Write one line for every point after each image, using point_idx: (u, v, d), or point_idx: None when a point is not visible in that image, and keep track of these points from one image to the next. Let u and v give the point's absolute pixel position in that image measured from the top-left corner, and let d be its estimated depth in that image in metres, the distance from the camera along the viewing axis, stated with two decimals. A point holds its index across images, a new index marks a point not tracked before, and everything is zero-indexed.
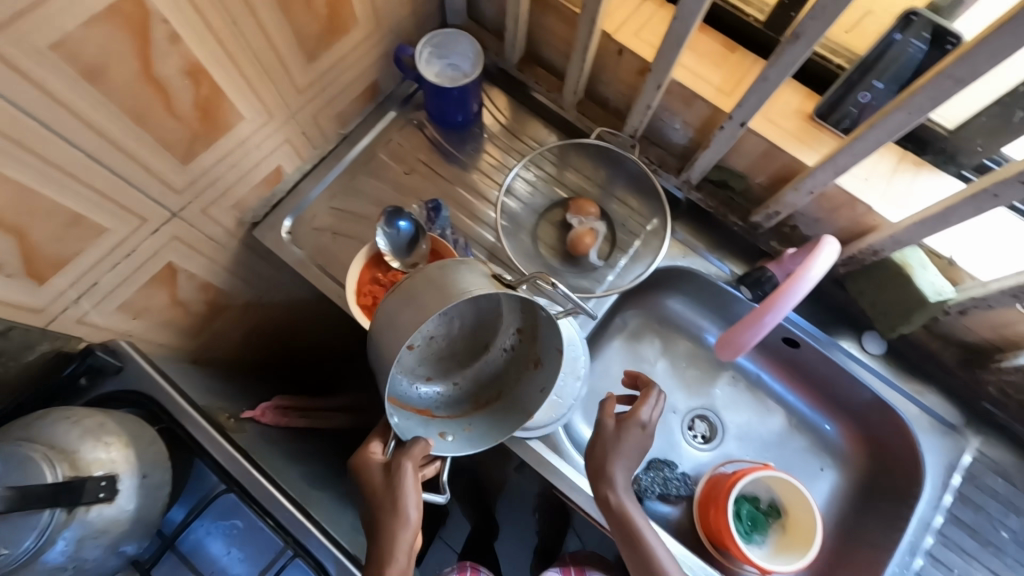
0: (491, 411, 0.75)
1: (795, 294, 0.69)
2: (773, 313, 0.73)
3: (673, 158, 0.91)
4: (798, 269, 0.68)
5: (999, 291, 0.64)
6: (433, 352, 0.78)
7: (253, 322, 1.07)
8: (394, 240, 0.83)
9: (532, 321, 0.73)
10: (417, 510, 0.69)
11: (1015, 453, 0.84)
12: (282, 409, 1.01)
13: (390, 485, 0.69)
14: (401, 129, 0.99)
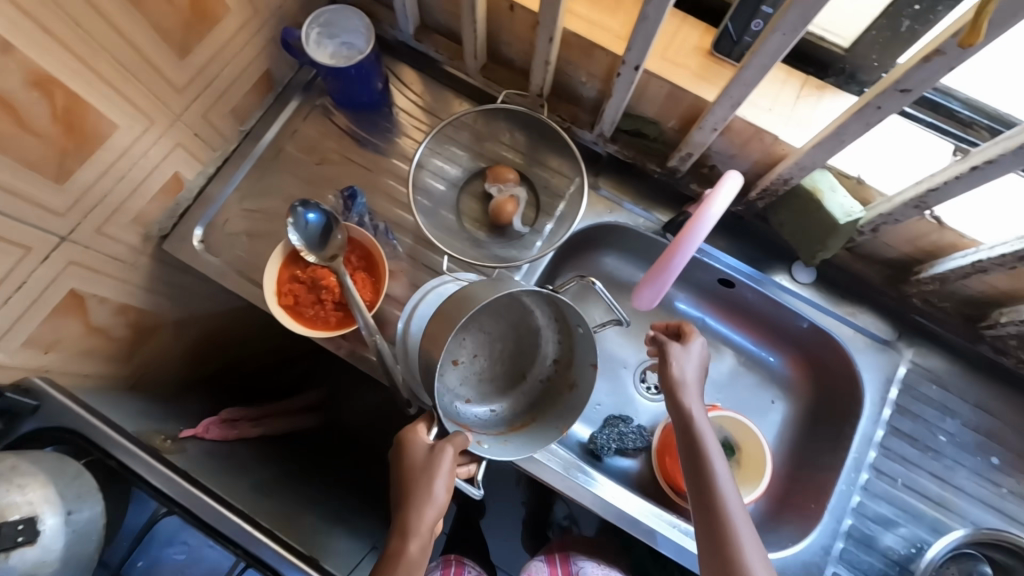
0: (527, 432, 0.81)
1: (699, 234, 0.69)
2: (681, 255, 0.72)
3: (586, 113, 0.89)
4: (699, 207, 0.68)
5: (902, 204, 0.65)
6: (476, 376, 0.86)
7: (194, 337, 1.03)
8: (305, 233, 0.79)
9: (569, 348, 0.82)
10: (446, 492, 0.69)
11: (949, 359, 0.86)
12: (231, 422, 0.98)
13: (428, 469, 0.70)
14: (306, 118, 0.95)
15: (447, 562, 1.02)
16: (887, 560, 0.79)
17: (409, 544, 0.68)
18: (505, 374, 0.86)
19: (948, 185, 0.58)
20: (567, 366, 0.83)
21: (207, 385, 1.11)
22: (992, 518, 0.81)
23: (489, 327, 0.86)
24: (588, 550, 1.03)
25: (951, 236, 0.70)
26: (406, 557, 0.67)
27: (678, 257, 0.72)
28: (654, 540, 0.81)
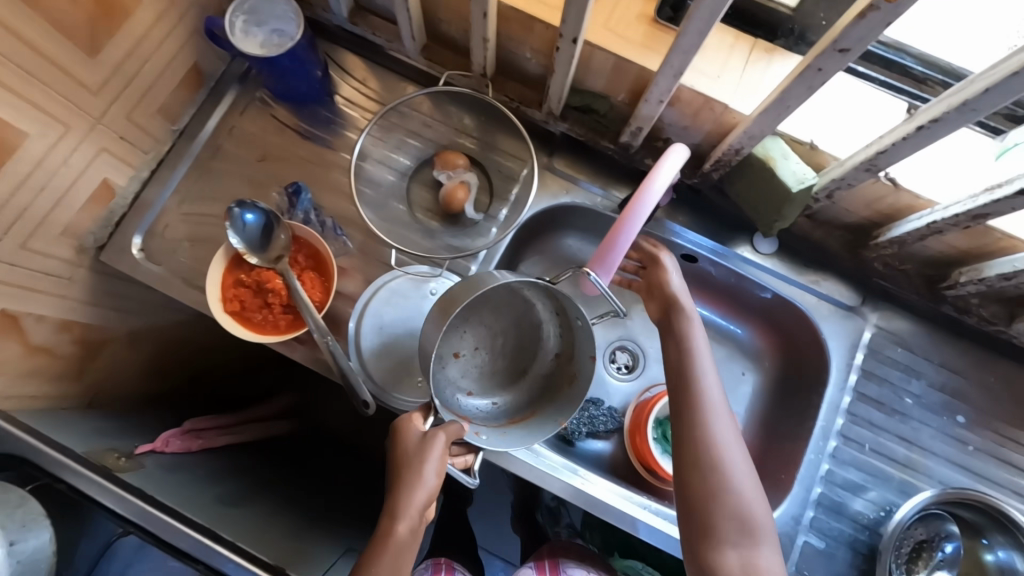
0: (527, 425, 0.77)
1: (643, 211, 0.66)
2: (623, 237, 0.67)
3: (533, 91, 0.86)
4: (642, 182, 0.66)
5: (853, 168, 0.63)
6: (477, 369, 0.84)
7: (151, 349, 0.99)
8: (244, 235, 0.76)
9: (569, 342, 0.79)
10: (437, 476, 0.66)
11: (912, 320, 0.86)
12: (194, 431, 0.94)
13: (420, 452, 0.67)
14: (243, 112, 0.90)
15: (436, 568, 0.97)
16: (858, 525, 0.79)
17: (397, 526, 0.64)
18: (507, 368, 0.84)
19: (896, 146, 0.57)
20: (568, 361, 0.79)
21: (171, 398, 1.06)
22: (959, 475, 0.81)
23: (490, 320, 0.84)
24: (578, 556, 0.98)
25: (906, 198, 0.69)
26: (394, 540, 0.63)
27: (619, 240, 0.67)
28: (635, 527, 0.79)
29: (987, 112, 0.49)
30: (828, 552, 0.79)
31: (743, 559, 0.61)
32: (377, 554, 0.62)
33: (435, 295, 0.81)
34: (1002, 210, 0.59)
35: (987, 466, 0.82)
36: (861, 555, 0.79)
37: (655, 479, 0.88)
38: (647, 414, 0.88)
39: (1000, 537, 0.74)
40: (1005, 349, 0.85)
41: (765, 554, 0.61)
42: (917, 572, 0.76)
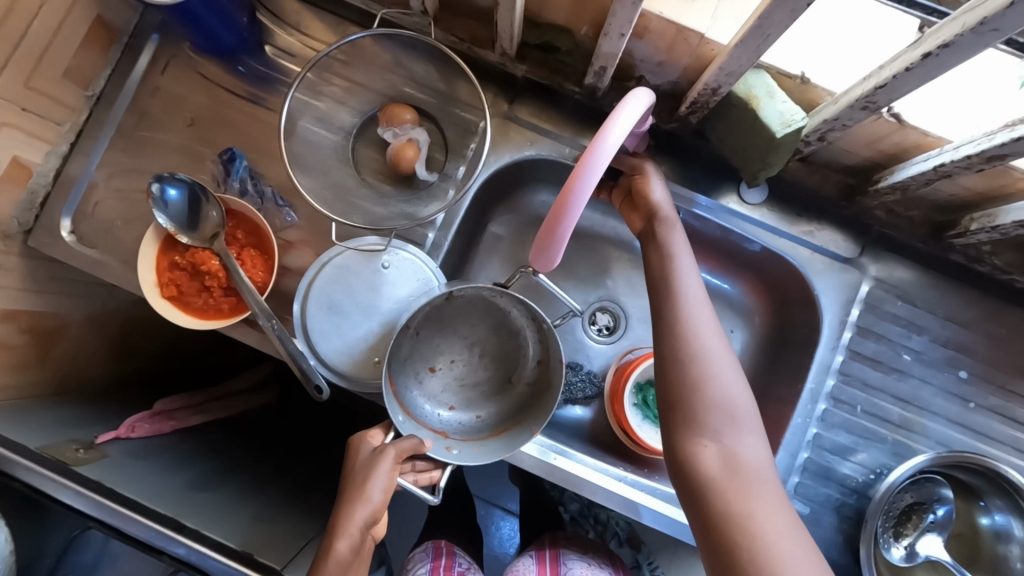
0: (506, 434, 0.74)
1: (594, 174, 0.53)
2: (570, 210, 0.55)
3: (485, 28, 0.75)
4: (593, 139, 0.53)
5: (849, 105, 0.53)
6: (457, 383, 0.81)
7: (115, 332, 0.89)
8: (169, 213, 0.69)
9: (546, 347, 0.77)
10: (384, 493, 0.63)
11: (915, 269, 0.78)
12: (166, 413, 0.86)
13: (371, 466, 0.64)
14: (165, 71, 0.80)
15: (437, 553, 0.97)
16: (845, 489, 0.75)
17: (339, 542, 0.60)
18: (488, 379, 0.81)
19: (897, 79, 0.47)
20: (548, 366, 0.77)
21: (140, 379, 0.96)
22: (958, 435, 0.76)
23: (468, 330, 0.82)
24: (581, 548, 0.95)
25: (914, 136, 0.59)
26: (335, 556, 0.60)
27: (567, 215, 0.55)
28: (638, 513, 0.76)
29: (1011, 33, 0.39)
30: (814, 517, 0.75)
31: (720, 449, 0.55)
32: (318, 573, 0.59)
33: (388, 268, 0.75)
34: (1023, 150, 0.50)
35: (990, 423, 0.76)
36: (848, 519, 0.75)
37: (637, 447, 0.83)
38: (625, 380, 0.84)
39: (998, 501, 0.70)
40: (1016, 296, 0.78)
41: (747, 444, 0.55)
42: (905, 536, 0.73)
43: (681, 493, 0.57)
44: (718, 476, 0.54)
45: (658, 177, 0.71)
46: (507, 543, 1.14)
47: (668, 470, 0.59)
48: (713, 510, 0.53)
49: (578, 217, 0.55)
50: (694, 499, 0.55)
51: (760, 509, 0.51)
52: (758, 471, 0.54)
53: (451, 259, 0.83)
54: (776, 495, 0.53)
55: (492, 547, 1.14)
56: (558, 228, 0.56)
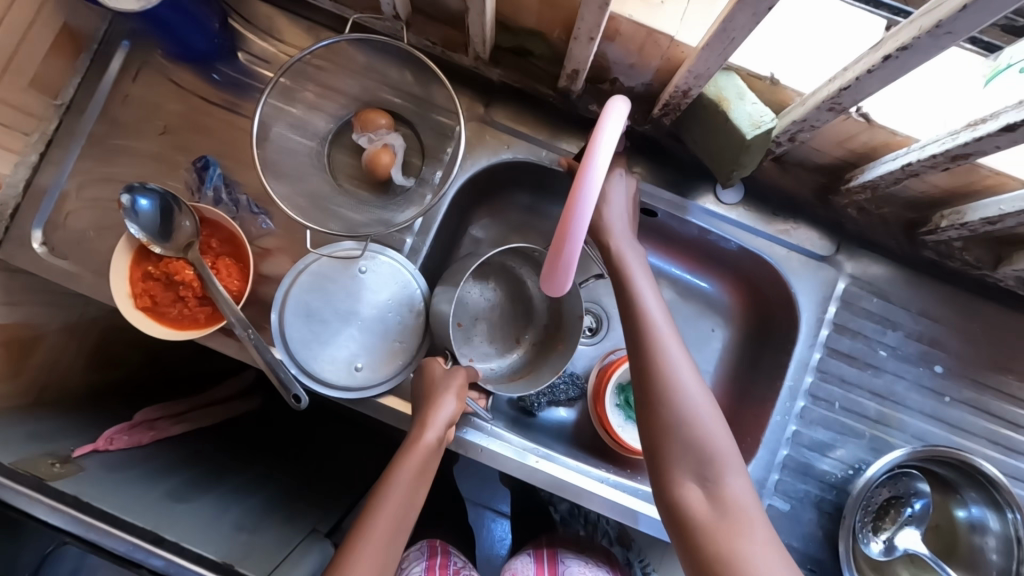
0: (528, 380, 0.81)
1: (587, 202, 0.49)
2: (572, 239, 0.50)
3: (458, 31, 0.75)
4: (580, 164, 0.49)
5: (815, 107, 0.54)
6: (478, 337, 0.86)
7: (92, 342, 0.87)
8: (141, 223, 0.68)
9: (556, 316, 0.85)
10: (457, 404, 0.68)
11: (890, 265, 0.78)
12: (147, 423, 0.85)
13: (448, 379, 0.69)
14: (137, 79, 0.79)
15: (432, 553, 0.90)
16: (824, 484, 0.76)
17: (426, 434, 0.65)
18: (503, 337, 0.87)
19: (861, 81, 0.48)
20: (557, 325, 0.84)
21: (123, 389, 0.94)
22: (934, 429, 0.77)
23: (490, 291, 0.87)
24: (576, 549, 0.95)
25: (882, 135, 0.59)
26: (421, 445, 0.65)
27: (569, 242, 0.50)
28: (636, 520, 0.76)
29: (965, 36, 0.40)
30: (793, 514, 0.75)
31: (706, 493, 0.55)
32: (405, 458, 0.64)
33: (366, 273, 0.75)
34: (985, 150, 0.51)
35: (964, 416, 0.77)
36: (828, 515, 0.76)
37: (619, 447, 0.83)
38: (607, 381, 0.84)
39: (973, 494, 0.71)
40: (987, 291, 0.79)
41: (732, 482, 0.55)
42: (883, 530, 0.73)
43: (678, 541, 0.56)
44: (708, 520, 0.54)
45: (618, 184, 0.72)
46: (499, 545, 1.13)
47: (661, 518, 0.59)
48: (709, 556, 0.52)
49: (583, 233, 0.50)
50: (691, 549, 0.54)
51: (749, 550, 0.51)
52: (747, 510, 0.54)
53: (430, 264, 0.82)
54: (768, 534, 0.53)
55: (483, 548, 1.11)
56: (562, 257, 0.51)
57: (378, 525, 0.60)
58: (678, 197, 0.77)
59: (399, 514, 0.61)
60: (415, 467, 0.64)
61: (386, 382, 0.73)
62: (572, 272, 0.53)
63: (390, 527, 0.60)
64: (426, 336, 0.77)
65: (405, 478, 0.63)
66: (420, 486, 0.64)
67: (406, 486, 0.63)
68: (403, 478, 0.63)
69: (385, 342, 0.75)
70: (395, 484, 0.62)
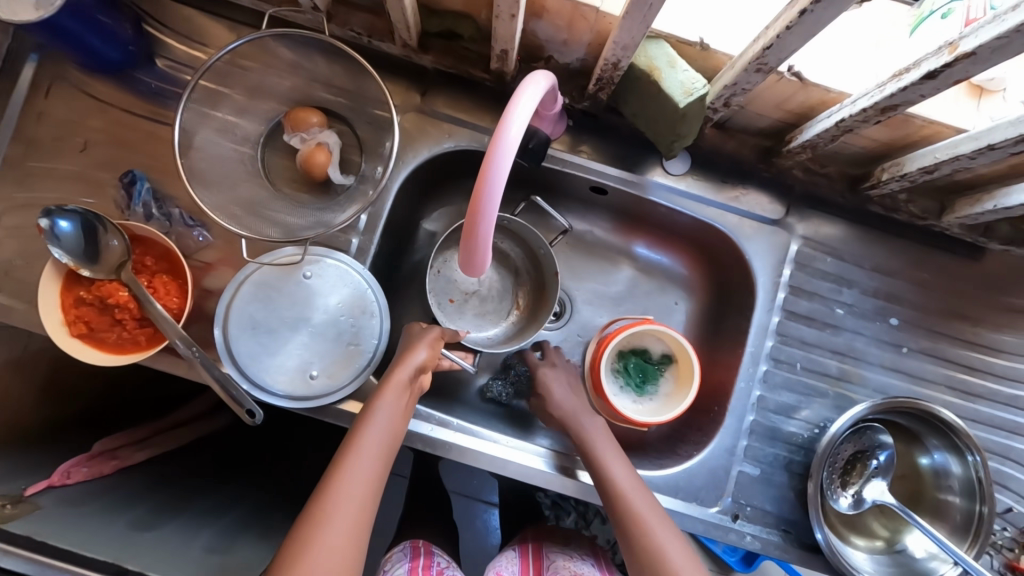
0: (519, 340, 0.81)
1: (499, 176, 0.47)
2: (485, 215, 0.49)
3: (383, 19, 0.72)
4: (493, 134, 0.46)
5: (743, 70, 0.53)
6: (475, 310, 0.84)
7: (46, 375, 0.82)
8: (64, 246, 0.65)
9: (537, 269, 0.84)
10: (429, 351, 0.68)
11: (842, 223, 0.79)
12: (107, 452, 0.81)
13: (424, 334, 0.70)
14: (49, 95, 0.74)
15: (415, 553, 0.87)
16: (792, 446, 0.77)
17: (399, 372, 0.65)
18: (496, 305, 0.85)
19: (782, 39, 0.47)
20: (540, 286, 0.84)
21: (87, 419, 0.88)
22: (894, 380, 0.78)
23: None
24: (562, 544, 0.94)
25: (817, 93, 0.59)
26: (396, 379, 0.64)
27: (481, 218, 0.49)
28: None
29: None
30: (765, 478, 0.76)
31: None
32: (382, 395, 0.63)
33: (312, 277, 0.73)
34: (911, 100, 0.50)
35: (922, 366, 0.78)
36: (797, 475, 0.76)
37: (613, 415, 0.80)
38: (604, 350, 0.79)
39: (935, 441, 0.73)
40: (937, 240, 0.79)
41: None
42: (852, 484, 0.74)
43: None
44: None
45: (551, 368, 0.78)
46: (493, 534, 1.10)
47: None
48: None
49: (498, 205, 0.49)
50: None
51: None
52: None
53: (382, 263, 0.80)
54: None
55: (474, 539, 1.09)
56: (477, 234, 0.51)
57: (360, 456, 0.58)
58: (625, 172, 0.77)
59: (382, 446, 0.60)
60: (395, 401, 0.63)
61: (346, 386, 0.71)
62: (490, 250, 0.53)
63: (375, 454, 0.59)
64: (382, 335, 0.74)
65: (386, 409, 0.62)
66: (401, 421, 0.62)
67: (387, 423, 0.61)
68: (384, 412, 0.61)
69: (338, 347, 0.73)
70: (375, 415, 0.61)
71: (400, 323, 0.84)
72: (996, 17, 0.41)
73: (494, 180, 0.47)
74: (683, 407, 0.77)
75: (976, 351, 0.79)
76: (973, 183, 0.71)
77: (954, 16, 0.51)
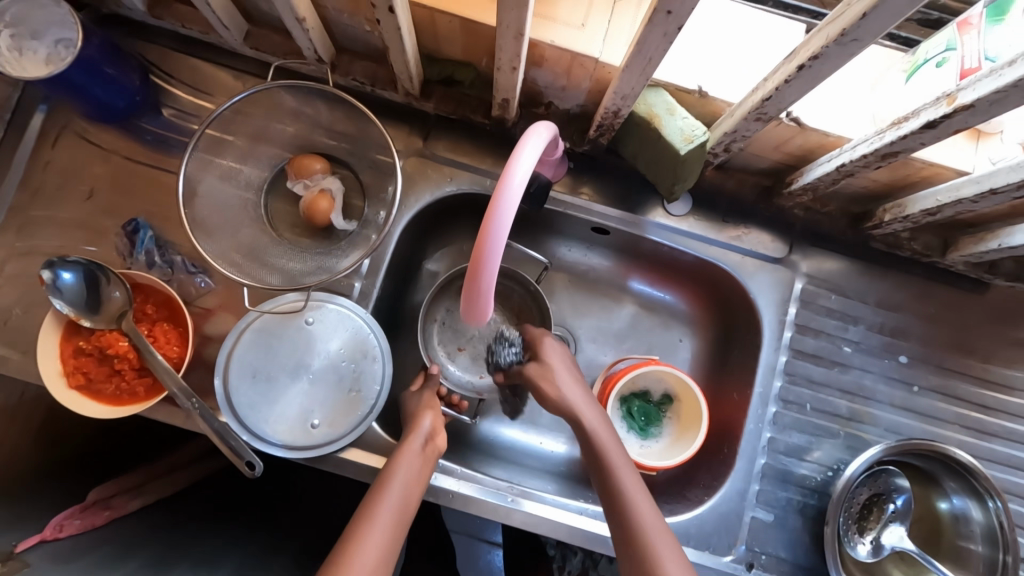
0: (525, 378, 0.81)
1: (503, 226, 0.47)
2: (488, 263, 0.49)
3: (385, 67, 0.73)
4: (497, 185, 0.47)
5: (743, 118, 0.53)
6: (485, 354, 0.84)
7: (41, 423, 0.81)
8: (66, 298, 0.64)
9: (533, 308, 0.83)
10: (435, 417, 0.68)
11: (844, 261, 0.78)
12: (101, 502, 0.77)
13: (426, 399, 0.71)
14: (55, 144, 0.75)
15: None
16: (805, 490, 0.75)
17: (412, 441, 0.65)
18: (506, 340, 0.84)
19: (781, 90, 0.47)
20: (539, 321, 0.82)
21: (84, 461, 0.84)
22: (906, 419, 0.77)
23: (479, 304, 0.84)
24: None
25: (815, 137, 0.59)
26: (410, 448, 0.64)
27: (485, 265, 0.49)
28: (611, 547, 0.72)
29: (873, 40, 0.39)
30: (778, 523, 0.74)
31: None
32: (396, 463, 0.62)
33: (313, 324, 0.72)
34: (911, 147, 0.50)
35: (933, 404, 0.77)
36: (812, 520, 0.74)
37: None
38: (610, 391, 0.78)
39: (954, 484, 0.71)
40: (941, 276, 0.79)
41: None
42: (869, 530, 0.72)
43: None
44: None
45: (556, 351, 0.69)
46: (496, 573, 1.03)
47: None
48: None
49: (503, 248, 0.48)
50: None
51: None
52: None
53: (385, 305, 0.79)
54: None
55: None
56: (480, 282, 0.50)
57: (376, 524, 0.56)
58: (624, 212, 0.77)
59: (396, 515, 0.58)
60: (409, 469, 0.62)
61: (346, 434, 0.70)
62: (493, 296, 0.52)
63: (390, 523, 0.57)
64: (384, 381, 0.72)
65: (401, 477, 0.61)
66: (417, 489, 0.61)
67: (401, 488, 0.60)
68: (399, 480, 0.61)
69: (339, 394, 0.71)
70: (390, 482, 0.60)
71: (401, 366, 0.83)
72: (994, 71, 0.42)
73: (498, 228, 0.47)
74: (693, 449, 0.75)
75: (987, 388, 0.78)
76: (976, 221, 0.71)
77: (950, 65, 0.51)
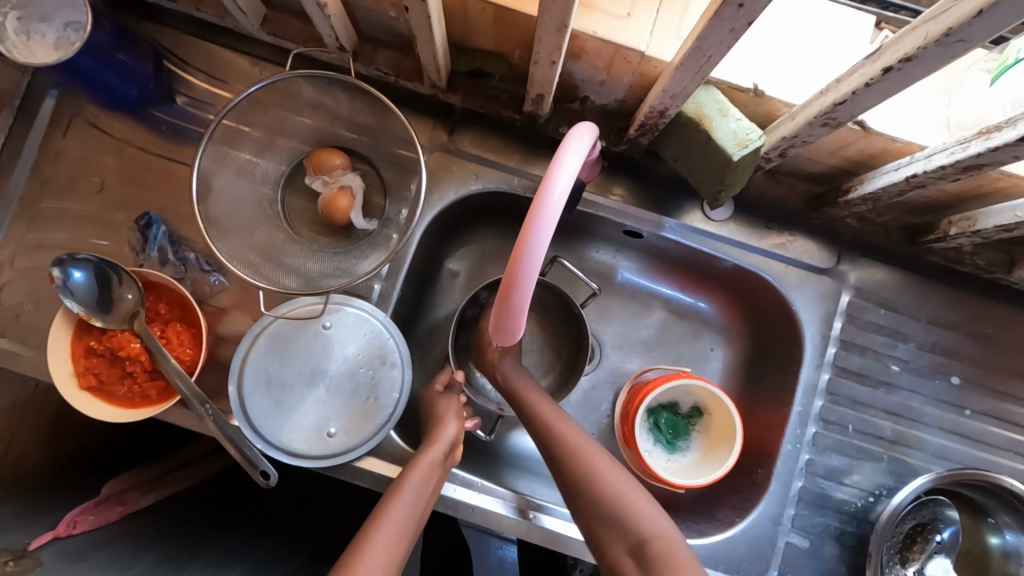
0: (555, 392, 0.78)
1: (542, 238, 0.43)
2: (524, 278, 0.45)
3: (410, 57, 0.68)
4: (538, 193, 0.43)
5: (807, 122, 0.48)
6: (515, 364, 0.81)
7: (52, 417, 0.79)
8: (77, 298, 0.62)
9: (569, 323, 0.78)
10: (460, 425, 0.67)
11: (896, 273, 0.73)
12: (115, 497, 0.75)
13: (449, 405, 0.69)
14: (65, 133, 0.72)
15: None
16: (843, 516, 0.71)
17: (434, 449, 0.63)
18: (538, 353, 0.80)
19: (858, 95, 0.42)
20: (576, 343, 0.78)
21: (92, 459, 0.82)
22: (956, 445, 0.72)
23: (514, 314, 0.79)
24: None
25: (880, 142, 0.54)
26: (429, 456, 0.62)
27: (521, 283, 0.45)
28: None
29: (981, 42, 0.34)
30: (813, 550, 0.70)
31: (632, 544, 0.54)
32: (413, 471, 0.61)
33: (331, 328, 0.69)
34: (1001, 160, 0.45)
35: (985, 430, 0.72)
36: (850, 548, 0.70)
37: (645, 474, 0.74)
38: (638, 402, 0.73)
39: (1007, 518, 0.66)
40: (1003, 294, 0.73)
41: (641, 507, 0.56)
42: (912, 561, 0.67)
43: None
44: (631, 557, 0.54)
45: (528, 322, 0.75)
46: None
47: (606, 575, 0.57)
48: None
49: (541, 262, 0.44)
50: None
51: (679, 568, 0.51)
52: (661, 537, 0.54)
53: (404, 309, 0.76)
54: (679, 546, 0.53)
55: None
56: (515, 301, 0.47)
57: (386, 531, 0.56)
58: (659, 217, 0.72)
59: (409, 525, 0.57)
60: (424, 476, 0.61)
61: (364, 444, 0.67)
62: (526, 317, 0.49)
63: (400, 529, 0.56)
64: (402, 389, 0.70)
65: (415, 486, 0.60)
66: (429, 498, 0.61)
67: (414, 496, 0.59)
68: (412, 488, 0.60)
69: (357, 402, 0.68)
70: (404, 491, 0.59)
71: (420, 370, 0.80)
72: None
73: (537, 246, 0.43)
74: (724, 470, 0.71)
75: None
76: None
77: None
